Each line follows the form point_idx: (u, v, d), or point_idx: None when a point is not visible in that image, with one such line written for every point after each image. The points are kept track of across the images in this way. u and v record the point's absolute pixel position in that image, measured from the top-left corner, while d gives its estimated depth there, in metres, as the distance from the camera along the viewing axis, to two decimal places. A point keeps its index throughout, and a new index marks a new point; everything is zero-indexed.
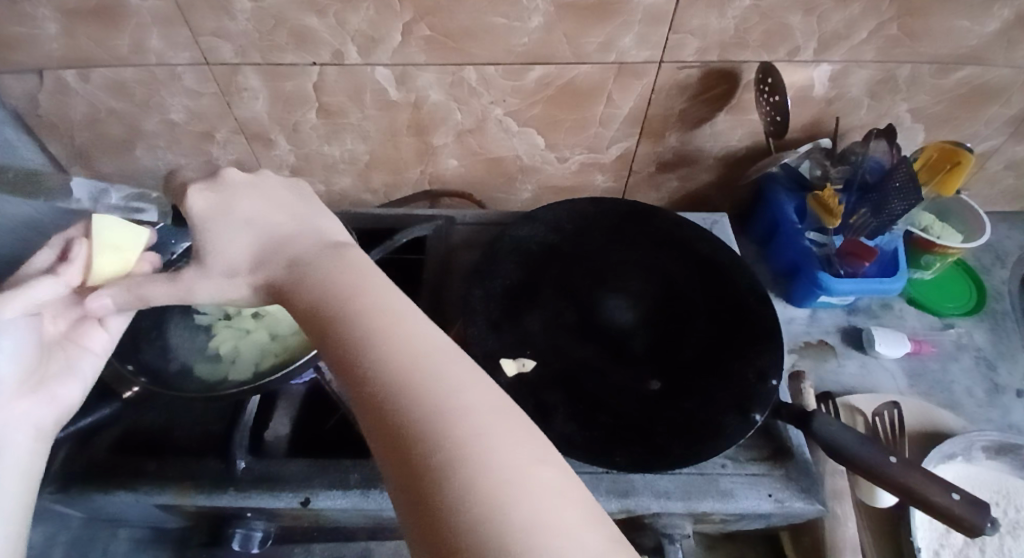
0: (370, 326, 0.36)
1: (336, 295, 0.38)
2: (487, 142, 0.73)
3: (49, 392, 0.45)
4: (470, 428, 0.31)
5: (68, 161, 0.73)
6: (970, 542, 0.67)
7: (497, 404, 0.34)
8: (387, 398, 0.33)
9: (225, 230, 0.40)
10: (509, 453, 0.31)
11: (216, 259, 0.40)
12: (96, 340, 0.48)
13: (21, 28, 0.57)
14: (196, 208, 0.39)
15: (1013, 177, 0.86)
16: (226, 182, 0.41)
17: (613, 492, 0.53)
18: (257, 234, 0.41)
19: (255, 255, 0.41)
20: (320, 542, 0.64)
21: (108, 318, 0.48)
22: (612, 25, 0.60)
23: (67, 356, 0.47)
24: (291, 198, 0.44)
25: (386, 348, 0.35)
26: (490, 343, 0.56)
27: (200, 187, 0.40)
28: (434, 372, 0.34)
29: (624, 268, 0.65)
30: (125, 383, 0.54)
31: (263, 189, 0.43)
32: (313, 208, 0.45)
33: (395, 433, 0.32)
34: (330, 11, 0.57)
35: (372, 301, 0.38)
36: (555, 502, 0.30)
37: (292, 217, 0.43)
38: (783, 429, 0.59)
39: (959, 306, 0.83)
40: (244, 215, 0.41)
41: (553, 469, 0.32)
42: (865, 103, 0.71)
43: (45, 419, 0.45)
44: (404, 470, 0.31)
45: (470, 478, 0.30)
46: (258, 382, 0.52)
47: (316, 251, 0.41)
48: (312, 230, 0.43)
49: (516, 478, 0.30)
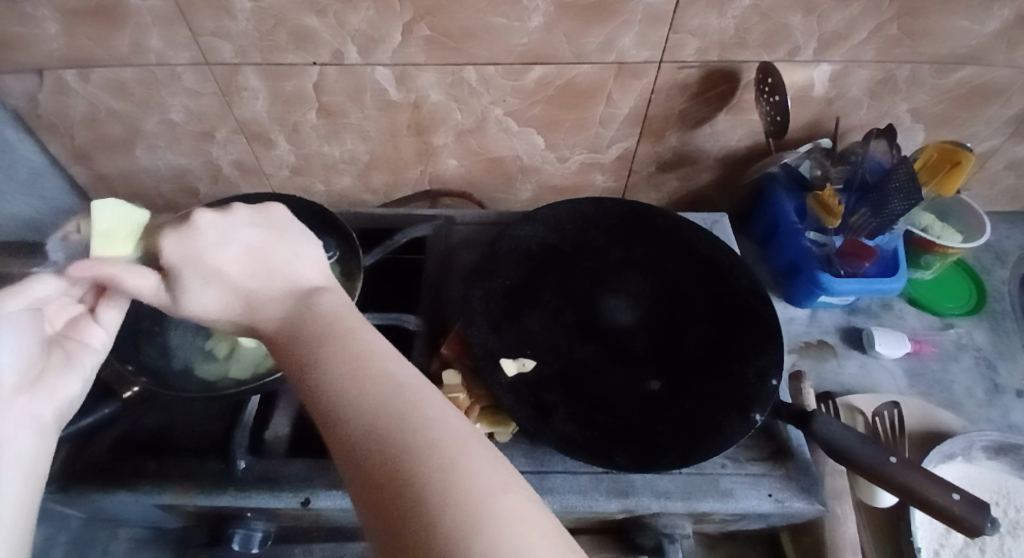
0: (342, 365, 0.37)
1: (313, 336, 0.39)
2: (487, 142, 0.73)
3: (49, 387, 0.42)
4: (441, 459, 0.32)
5: (69, 161, 0.73)
6: (970, 542, 0.67)
7: (468, 434, 0.34)
8: (358, 436, 0.33)
9: (194, 279, 0.41)
10: (480, 481, 0.31)
11: (192, 310, 0.42)
12: (93, 336, 0.47)
13: (20, 28, 0.57)
14: (170, 256, 0.41)
15: (1013, 177, 0.86)
16: (195, 229, 0.42)
17: (613, 492, 0.53)
18: (226, 284, 0.42)
19: (224, 305, 0.42)
20: (320, 542, 0.64)
21: (103, 311, 0.48)
22: (612, 25, 0.60)
23: (66, 353, 0.45)
24: (262, 243, 0.44)
25: (356, 387, 0.35)
26: (490, 343, 0.56)
27: (172, 236, 0.42)
28: (405, 407, 0.34)
29: (623, 268, 0.64)
30: (125, 384, 0.56)
31: (233, 231, 0.43)
32: (286, 250, 0.45)
33: (369, 469, 0.32)
34: (330, 10, 0.57)
35: (342, 339, 0.38)
36: (527, 529, 0.30)
37: (262, 264, 0.43)
38: (783, 429, 0.59)
39: (958, 306, 0.83)
40: (214, 266, 0.42)
41: (524, 499, 0.32)
42: (864, 103, 0.71)
43: (47, 413, 0.41)
44: (378, 502, 0.31)
45: (442, 508, 0.30)
46: (259, 381, 0.51)
47: (292, 293, 0.42)
48: (283, 275, 0.43)
49: (487, 506, 0.30)
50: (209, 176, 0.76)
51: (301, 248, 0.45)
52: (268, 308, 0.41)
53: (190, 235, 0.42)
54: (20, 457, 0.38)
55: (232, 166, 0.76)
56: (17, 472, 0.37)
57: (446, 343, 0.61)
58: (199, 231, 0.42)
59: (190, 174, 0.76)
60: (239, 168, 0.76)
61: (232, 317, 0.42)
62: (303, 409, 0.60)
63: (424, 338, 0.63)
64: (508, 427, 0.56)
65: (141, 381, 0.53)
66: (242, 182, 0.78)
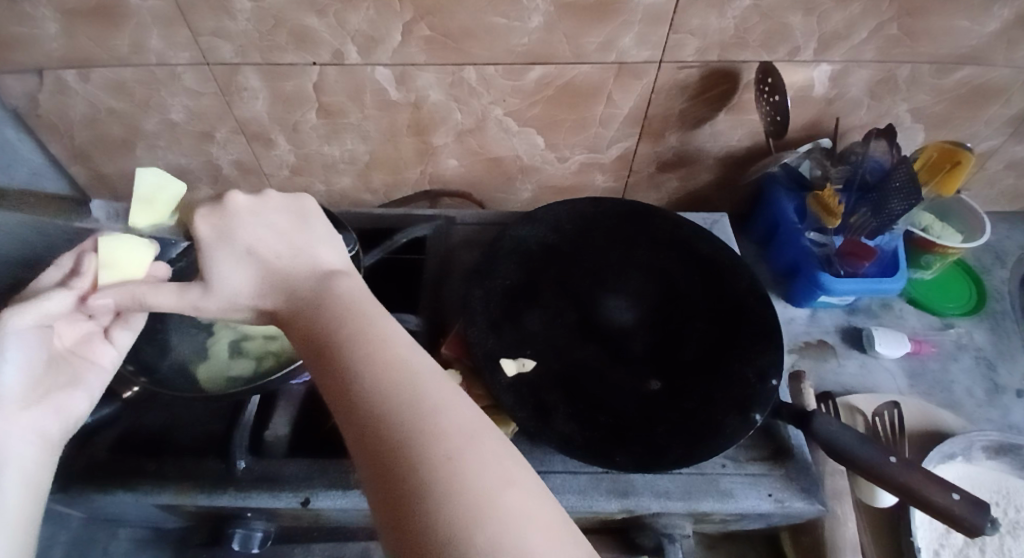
0: (355, 348, 0.37)
1: (329, 317, 0.39)
2: (487, 142, 0.73)
3: (54, 406, 0.45)
4: (446, 449, 0.32)
5: (69, 161, 0.73)
6: (970, 542, 0.67)
7: (475, 425, 0.34)
8: (369, 419, 0.33)
9: (225, 258, 0.40)
10: (484, 474, 0.31)
11: (219, 291, 0.40)
12: (104, 355, 0.49)
13: (20, 27, 0.57)
14: (202, 232, 0.40)
15: (1013, 177, 0.86)
16: (230, 209, 0.42)
17: (614, 492, 0.53)
18: (257, 263, 0.41)
19: (254, 285, 0.41)
20: (320, 542, 0.64)
21: (115, 332, 0.49)
22: (611, 26, 0.60)
23: (75, 369, 0.47)
24: (287, 226, 0.43)
25: (369, 370, 0.35)
26: (490, 343, 0.56)
27: (205, 212, 0.41)
28: (416, 394, 0.34)
29: (624, 268, 0.64)
30: (126, 384, 0.57)
31: (265, 214, 0.43)
32: (309, 234, 0.44)
33: (377, 453, 0.32)
34: (330, 11, 0.57)
35: (356, 323, 0.38)
36: (528, 523, 0.30)
37: (288, 245, 0.43)
38: (783, 429, 0.59)
39: (958, 306, 0.83)
40: (245, 245, 0.41)
41: (527, 493, 0.32)
42: (865, 103, 0.71)
43: (51, 429, 0.45)
44: (384, 487, 0.31)
45: (445, 498, 0.30)
46: (260, 381, 0.52)
47: (315, 275, 0.42)
48: (307, 260, 0.43)
49: (490, 499, 0.30)
50: (209, 176, 0.76)
51: (325, 235, 0.45)
52: (275, 300, 0.41)
53: (223, 214, 0.41)
54: (24, 473, 0.42)
55: (232, 166, 0.76)
56: (20, 486, 0.41)
57: (446, 344, 0.61)
58: (233, 211, 0.41)
59: (190, 174, 0.76)
60: (239, 168, 0.76)
61: (258, 300, 0.41)
62: (303, 409, 0.60)
63: (425, 337, 0.63)
64: (508, 427, 0.56)
65: (142, 381, 0.54)
66: (242, 182, 0.78)
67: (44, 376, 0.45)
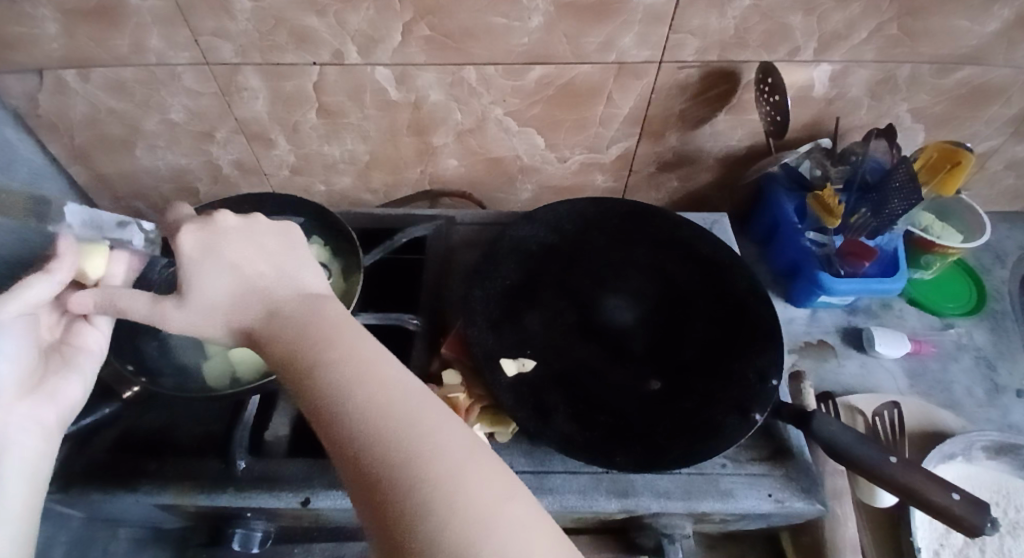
0: (343, 370, 0.37)
1: (315, 339, 0.39)
2: (487, 142, 0.73)
3: (50, 394, 0.45)
4: (446, 465, 0.32)
5: (69, 161, 0.73)
6: (970, 542, 0.67)
7: (470, 442, 0.34)
8: (363, 442, 0.33)
9: (209, 274, 0.40)
10: (481, 491, 0.32)
11: (197, 301, 0.40)
12: (90, 339, 0.49)
13: (20, 28, 0.57)
14: (184, 246, 0.40)
15: (1013, 177, 0.86)
16: (218, 226, 0.42)
17: (613, 492, 0.53)
18: (242, 281, 0.41)
19: (232, 302, 0.41)
20: (320, 543, 0.64)
21: (96, 315, 0.49)
22: (612, 25, 0.60)
23: (64, 357, 0.47)
24: (277, 248, 0.44)
25: (361, 393, 0.35)
26: (489, 343, 0.56)
27: (192, 227, 0.40)
28: (410, 415, 0.35)
29: (623, 268, 0.64)
30: (125, 384, 0.57)
31: (252, 235, 0.43)
32: (297, 258, 0.45)
33: (372, 472, 0.32)
34: (330, 10, 0.57)
35: (345, 346, 0.38)
36: (528, 535, 0.31)
37: (274, 266, 0.43)
38: (783, 429, 0.59)
39: (958, 306, 0.83)
40: (231, 262, 0.41)
41: (525, 504, 0.33)
42: (865, 103, 0.71)
43: (49, 417, 0.44)
44: (382, 509, 0.31)
45: (447, 514, 0.30)
46: (258, 381, 0.52)
47: (300, 296, 0.43)
48: (292, 283, 0.43)
49: (491, 513, 0.31)
50: (209, 176, 0.76)
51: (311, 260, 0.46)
52: (271, 307, 0.41)
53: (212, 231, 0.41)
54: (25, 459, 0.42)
55: (232, 166, 0.76)
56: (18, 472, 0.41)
57: (446, 343, 0.60)
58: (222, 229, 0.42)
59: (191, 173, 0.76)
60: (239, 168, 0.76)
61: (232, 316, 0.41)
62: (303, 409, 0.60)
63: (424, 338, 0.63)
64: (508, 427, 0.56)
65: (141, 380, 0.54)
66: (242, 182, 0.78)
67: (34, 367, 0.45)
